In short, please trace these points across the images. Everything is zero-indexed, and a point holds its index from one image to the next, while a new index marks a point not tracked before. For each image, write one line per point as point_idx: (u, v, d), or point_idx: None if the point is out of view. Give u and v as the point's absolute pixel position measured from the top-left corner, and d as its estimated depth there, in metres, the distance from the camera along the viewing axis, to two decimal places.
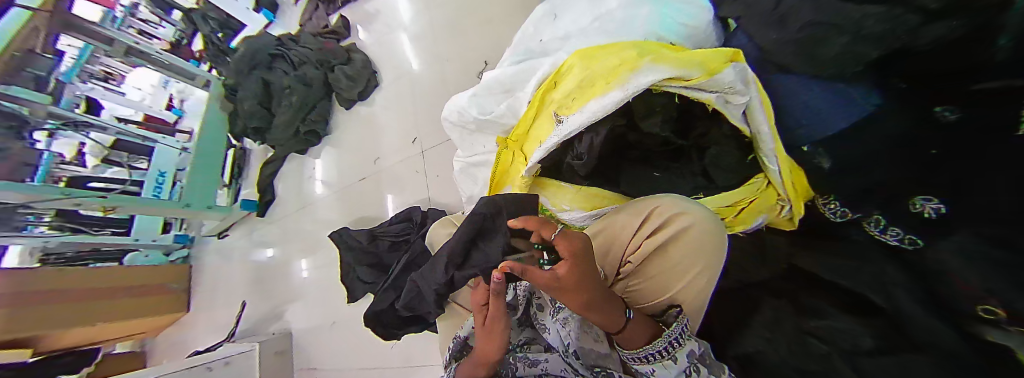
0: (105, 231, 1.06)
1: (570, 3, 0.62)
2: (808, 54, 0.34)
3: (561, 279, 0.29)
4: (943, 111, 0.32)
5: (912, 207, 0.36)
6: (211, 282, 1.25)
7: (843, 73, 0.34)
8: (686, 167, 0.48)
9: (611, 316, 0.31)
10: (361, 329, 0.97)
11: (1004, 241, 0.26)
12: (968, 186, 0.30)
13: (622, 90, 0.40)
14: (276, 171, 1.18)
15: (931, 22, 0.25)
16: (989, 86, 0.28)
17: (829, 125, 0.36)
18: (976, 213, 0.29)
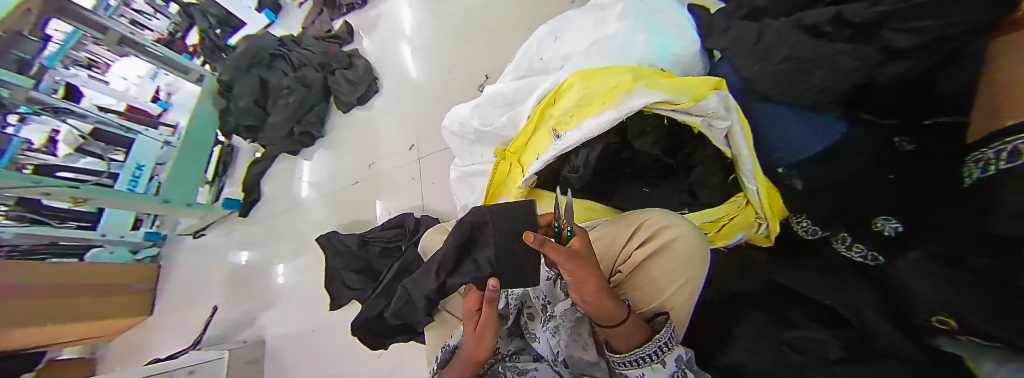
0: (70, 224, 0.97)
1: (571, 26, 0.66)
2: (790, 84, 0.41)
3: (578, 250, 0.32)
4: (900, 141, 0.38)
5: (875, 226, 0.39)
6: (179, 285, 1.18)
7: (817, 102, 0.40)
8: (674, 184, 0.52)
9: (611, 306, 0.34)
10: (344, 338, 0.93)
11: (953, 260, 0.29)
12: (917, 213, 0.34)
13: (617, 109, 0.44)
14: (264, 170, 1.15)
15: (892, 59, 0.33)
16: (944, 119, 0.34)
17: (806, 150, 0.42)
18: (927, 233, 0.33)
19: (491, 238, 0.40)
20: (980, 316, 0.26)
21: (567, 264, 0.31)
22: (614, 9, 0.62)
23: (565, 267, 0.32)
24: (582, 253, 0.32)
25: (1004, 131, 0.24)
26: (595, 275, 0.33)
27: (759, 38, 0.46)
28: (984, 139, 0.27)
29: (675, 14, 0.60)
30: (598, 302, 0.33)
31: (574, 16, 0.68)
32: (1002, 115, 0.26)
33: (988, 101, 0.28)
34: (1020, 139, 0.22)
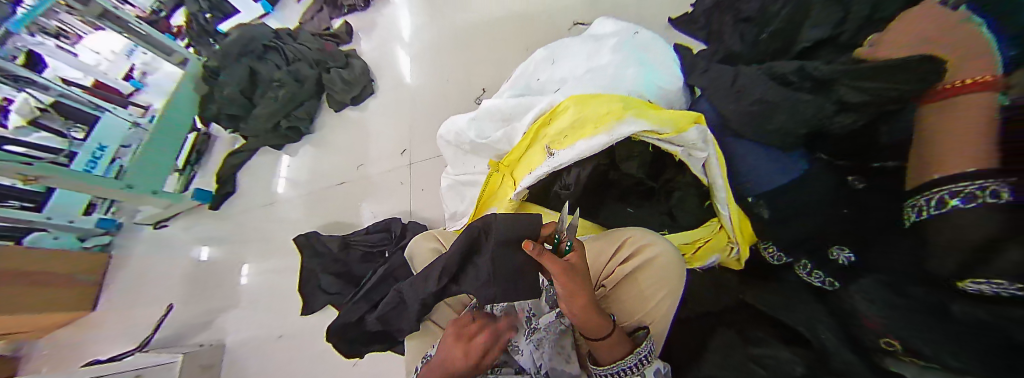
0: (11, 204, 0.87)
1: (568, 52, 0.71)
2: (758, 123, 0.49)
3: (574, 264, 0.35)
4: (853, 180, 0.43)
5: (831, 255, 0.43)
6: (133, 279, 1.10)
7: (786, 141, 0.47)
8: (655, 206, 0.57)
9: (599, 319, 0.36)
10: (314, 344, 0.89)
11: (902, 290, 0.33)
12: (868, 243, 0.39)
13: (607, 134, 0.47)
14: (242, 162, 1.11)
15: (842, 111, 0.42)
16: (888, 164, 0.39)
17: (773, 181, 0.49)
18: (874, 265, 0.38)
19: (491, 245, 0.43)
20: (921, 340, 0.30)
21: (561, 276, 0.34)
22: (609, 42, 0.67)
23: (561, 279, 0.35)
24: (577, 267, 0.35)
25: (934, 182, 0.29)
26: (585, 290, 0.35)
27: (733, 80, 0.53)
28: (919, 187, 0.32)
29: (663, 51, 0.66)
30: (588, 316, 0.35)
31: (571, 43, 0.72)
32: (926, 169, 0.31)
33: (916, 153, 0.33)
34: (943, 191, 0.28)
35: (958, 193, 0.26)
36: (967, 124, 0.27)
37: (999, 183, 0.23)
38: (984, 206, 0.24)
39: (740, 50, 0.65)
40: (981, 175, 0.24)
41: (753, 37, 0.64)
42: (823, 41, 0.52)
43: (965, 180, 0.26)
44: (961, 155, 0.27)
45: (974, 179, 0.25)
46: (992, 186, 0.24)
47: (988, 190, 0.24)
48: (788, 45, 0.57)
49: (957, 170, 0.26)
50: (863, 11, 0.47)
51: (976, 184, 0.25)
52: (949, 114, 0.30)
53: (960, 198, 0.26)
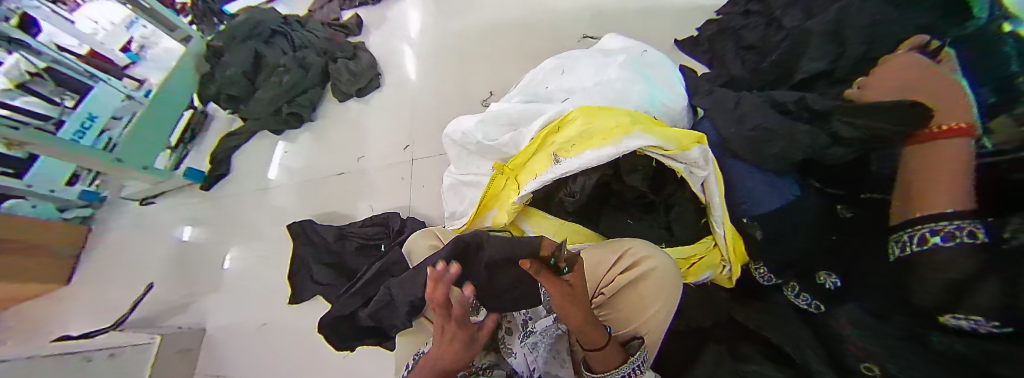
0: None
1: (578, 63, 0.72)
2: (757, 148, 0.51)
3: (572, 285, 0.35)
4: (842, 209, 0.48)
5: (819, 279, 0.44)
6: (112, 257, 1.07)
7: (777, 167, 0.49)
8: (655, 218, 0.59)
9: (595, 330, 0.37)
10: (297, 335, 0.86)
11: (878, 313, 0.34)
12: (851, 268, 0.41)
13: (615, 146, 0.49)
14: (236, 146, 1.10)
15: (833, 145, 0.46)
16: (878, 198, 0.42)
17: (766, 205, 0.50)
18: (855, 287, 0.39)
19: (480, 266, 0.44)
20: (894, 364, 0.30)
21: (560, 300, 0.35)
22: (617, 57, 0.69)
23: (559, 299, 0.35)
24: (574, 288, 0.35)
25: (914, 220, 0.30)
26: (584, 305, 0.36)
27: (735, 104, 0.56)
28: (899, 224, 0.33)
29: (669, 71, 0.68)
30: (587, 329, 0.37)
31: (581, 55, 0.74)
32: (903, 203, 0.34)
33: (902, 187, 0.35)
34: (921, 229, 0.29)
35: (938, 231, 0.27)
36: (943, 168, 0.31)
37: (974, 225, 0.26)
38: (967, 243, 0.25)
39: (742, 76, 0.68)
40: (960, 217, 0.27)
41: (755, 65, 0.67)
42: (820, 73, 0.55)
43: (944, 220, 0.28)
44: (945, 196, 0.29)
45: (951, 220, 0.27)
46: (969, 227, 0.26)
47: (967, 230, 0.26)
48: (787, 75, 0.60)
49: (937, 210, 0.29)
50: (858, 49, 0.50)
51: (955, 224, 0.27)
52: (927, 154, 0.34)
53: (941, 235, 0.27)
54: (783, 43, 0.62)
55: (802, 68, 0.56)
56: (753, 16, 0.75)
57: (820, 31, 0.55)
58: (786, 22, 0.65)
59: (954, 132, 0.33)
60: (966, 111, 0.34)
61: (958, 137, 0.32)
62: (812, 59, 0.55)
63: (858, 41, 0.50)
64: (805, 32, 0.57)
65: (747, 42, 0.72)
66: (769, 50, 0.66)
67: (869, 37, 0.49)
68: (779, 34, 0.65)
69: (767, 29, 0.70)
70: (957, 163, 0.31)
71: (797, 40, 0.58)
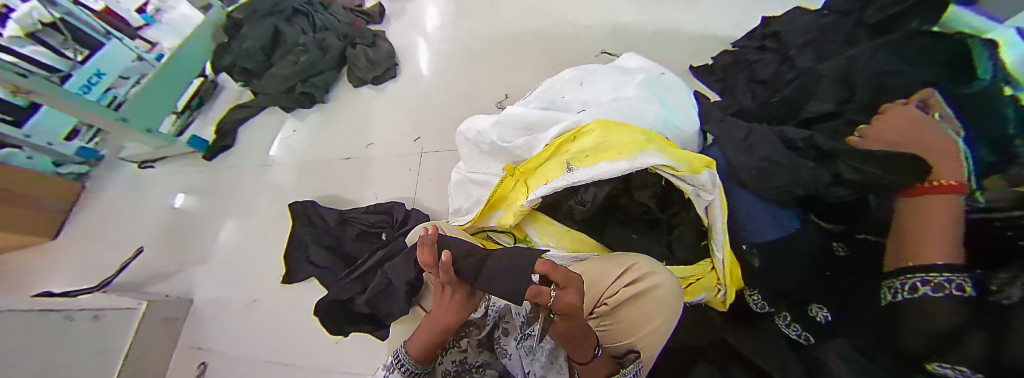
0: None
1: (596, 77, 0.74)
2: (762, 179, 0.52)
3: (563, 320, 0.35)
4: (837, 246, 0.49)
5: (811, 311, 0.47)
6: (112, 217, 1.09)
7: (780, 199, 0.51)
8: (658, 236, 0.60)
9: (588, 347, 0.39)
10: (283, 316, 0.85)
11: (866, 350, 0.35)
12: (842, 304, 0.43)
13: (629, 161, 0.50)
14: (243, 119, 1.12)
15: (834, 185, 0.47)
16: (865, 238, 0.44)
17: (762, 234, 0.53)
18: (848, 324, 0.40)
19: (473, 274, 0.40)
20: None
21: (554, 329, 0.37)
22: (635, 76, 0.71)
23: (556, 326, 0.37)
24: (565, 324, 0.36)
25: (907, 269, 0.31)
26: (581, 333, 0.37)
27: (746, 135, 0.57)
28: (893, 269, 0.34)
29: (683, 95, 0.70)
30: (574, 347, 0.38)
31: (600, 70, 0.76)
32: (897, 246, 0.36)
33: (896, 231, 0.37)
34: (913, 278, 0.30)
35: (929, 282, 0.29)
36: (937, 221, 0.33)
37: (964, 278, 0.27)
38: (952, 295, 0.26)
39: (751, 108, 0.70)
40: (949, 269, 0.28)
41: (765, 99, 0.69)
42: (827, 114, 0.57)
43: (935, 271, 0.29)
44: (937, 249, 0.30)
45: (941, 272, 0.28)
46: (958, 280, 0.27)
47: (954, 283, 0.27)
48: (796, 112, 0.62)
49: (927, 261, 0.30)
50: (866, 95, 0.52)
51: (944, 276, 0.28)
52: (922, 207, 0.35)
53: (930, 286, 0.28)
54: (795, 82, 0.65)
55: (810, 107, 0.58)
56: (768, 52, 0.78)
57: (829, 75, 0.57)
58: (799, 62, 0.68)
59: (947, 188, 0.34)
60: (957, 168, 0.36)
61: (950, 193, 0.34)
62: (821, 100, 0.57)
63: (867, 87, 0.52)
64: (816, 73, 0.60)
65: (760, 76, 0.74)
66: (780, 87, 0.68)
67: (878, 85, 0.51)
68: (791, 72, 0.68)
69: (781, 67, 0.72)
70: (947, 217, 0.32)
71: (807, 80, 0.61)
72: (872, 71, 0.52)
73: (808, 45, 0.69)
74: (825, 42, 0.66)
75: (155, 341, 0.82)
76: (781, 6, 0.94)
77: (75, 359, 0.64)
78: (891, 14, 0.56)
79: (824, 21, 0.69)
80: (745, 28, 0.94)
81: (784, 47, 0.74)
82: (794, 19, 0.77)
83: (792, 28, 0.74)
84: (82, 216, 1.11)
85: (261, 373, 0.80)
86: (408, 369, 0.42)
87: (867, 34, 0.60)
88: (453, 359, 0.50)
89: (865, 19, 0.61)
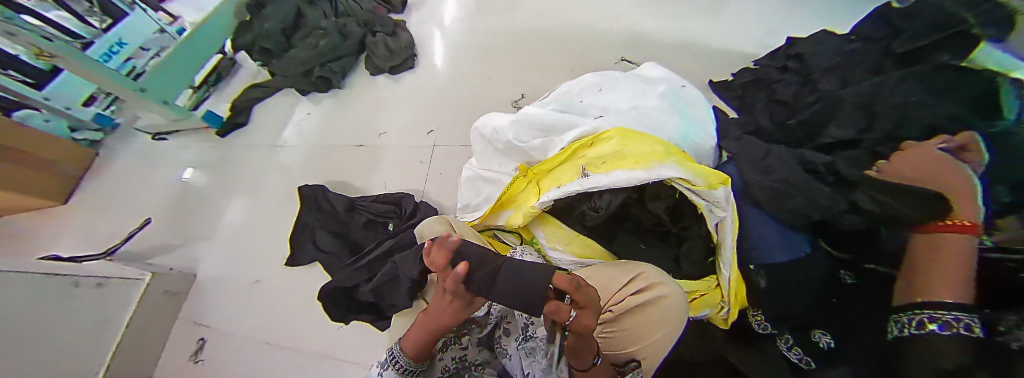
0: (13, 75, 0.89)
1: (616, 85, 0.73)
2: (777, 201, 0.52)
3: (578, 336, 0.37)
4: (844, 275, 0.49)
5: (814, 336, 0.45)
6: (121, 186, 1.10)
7: (795, 222, 0.51)
8: (666, 249, 0.59)
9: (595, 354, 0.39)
10: (283, 298, 0.85)
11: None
12: (849, 335, 0.41)
13: (645, 171, 0.49)
14: (260, 98, 1.13)
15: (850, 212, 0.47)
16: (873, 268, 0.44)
17: (773, 258, 0.52)
18: (852, 352, 0.39)
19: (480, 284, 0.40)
20: None
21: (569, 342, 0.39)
22: (656, 87, 0.70)
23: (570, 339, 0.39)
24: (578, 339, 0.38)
25: (914, 304, 0.31)
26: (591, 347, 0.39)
27: (764, 155, 0.57)
28: (899, 301, 0.34)
29: (704, 110, 0.69)
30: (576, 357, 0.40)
31: (621, 77, 0.75)
32: (909, 278, 0.35)
33: (909, 263, 0.37)
34: (921, 314, 0.30)
35: (936, 318, 0.28)
36: (950, 258, 0.32)
37: (972, 318, 0.26)
38: (958, 335, 0.26)
39: (769, 128, 0.69)
40: (957, 308, 0.27)
41: (784, 119, 0.68)
42: (844, 143, 0.57)
43: (942, 309, 0.28)
44: (949, 286, 0.30)
45: (949, 310, 0.27)
46: (966, 320, 0.26)
47: (962, 322, 0.26)
48: (815, 135, 0.61)
49: (938, 297, 0.29)
50: (886, 125, 0.51)
51: (951, 314, 0.27)
52: (933, 245, 0.35)
53: (937, 323, 0.28)
54: (815, 105, 0.64)
55: (829, 133, 0.58)
56: (790, 72, 0.77)
57: (851, 102, 0.57)
58: (821, 85, 0.67)
59: (959, 227, 0.34)
60: (972, 208, 0.35)
61: (964, 232, 0.33)
62: (841, 127, 0.57)
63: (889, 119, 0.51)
64: (836, 98, 0.59)
65: (780, 96, 0.73)
66: (800, 108, 0.68)
67: (900, 117, 0.50)
68: (813, 94, 0.67)
69: (802, 88, 0.71)
70: (960, 254, 0.32)
71: (829, 104, 0.60)
72: (893, 105, 0.51)
73: (831, 70, 0.68)
74: (849, 68, 0.66)
75: (158, 313, 0.83)
76: (806, 26, 0.92)
77: (75, 327, 0.65)
78: (921, 46, 0.56)
79: (852, 47, 0.69)
80: (768, 46, 0.93)
81: (807, 69, 0.74)
82: (819, 41, 0.76)
83: (817, 51, 0.74)
84: (92, 184, 1.12)
85: (259, 353, 0.80)
86: (403, 365, 0.44)
87: (894, 63, 0.60)
88: (453, 357, 0.50)
89: (894, 47, 0.61)
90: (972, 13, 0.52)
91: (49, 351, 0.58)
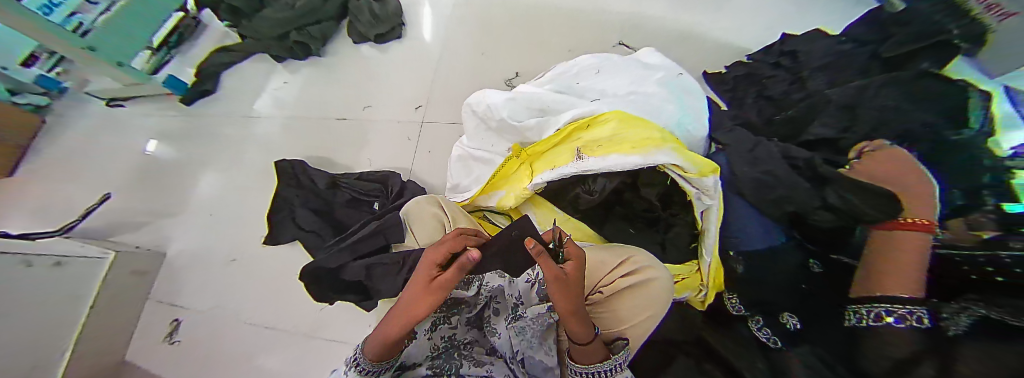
0: None
1: (615, 68, 0.71)
2: (758, 192, 0.52)
3: (568, 273, 0.36)
4: (813, 263, 0.50)
5: (782, 318, 0.46)
6: (77, 156, 1.02)
7: (773, 215, 0.52)
8: (653, 234, 0.60)
9: (584, 327, 0.39)
10: (266, 276, 0.83)
11: (829, 363, 0.36)
12: (816, 317, 0.43)
13: (641, 157, 0.48)
14: (231, 63, 1.05)
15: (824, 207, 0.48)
16: (838, 259, 0.48)
17: (751, 244, 0.55)
18: (818, 336, 0.40)
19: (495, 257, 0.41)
20: None
21: (558, 291, 0.35)
22: (654, 72, 0.68)
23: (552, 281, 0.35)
24: (571, 277, 0.36)
25: (875, 298, 0.32)
26: (575, 302, 0.37)
27: (751, 148, 0.56)
28: (857, 286, 0.38)
29: (700, 99, 0.67)
30: (575, 320, 0.38)
31: (620, 62, 0.73)
32: (867, 263, 0.39)
33: (868, 253, 0.40)
34: (878, 308, 0.31)
35: (893, 312, 0.30)
36: (911, 249, 0.36)
37: (922, 310, 0.28)
38: (913, 327, 0.28)
39: (757, 123, 0.68)
40: (909, 302, 0.29)
41: (770, 117, 0.67)
42: (824, 141, 0.54)
43: (898, 303, 0.30)
44: (900, 286, 0.32)
45: (902, 304, 0.29)
46: (917, 312, 0.28)
47: (915, 314, 0.28)
48: (798, 132, 0.59)
49: (895, 292, 0.32)
50: (866, 128, 0.49)
51: (905, 308, 0.29)
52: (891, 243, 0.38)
53: (894, 315, 0.29)
54: (802, 99, 0.63)
55: (811, 130, 0.55)
56: (781, 69, 0.75)
57: (836, 102, 0.53)
58: (810, 84, 0.65)
59: (920, 226, 0.36)
60: (923, 206, 0.38)
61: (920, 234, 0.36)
62: (822, 126, 0.53)
63: (869, 121, 0.49)
64: (823, 97, 0.56)
65: (769, 92, 0.71)
66: (787, 105, 0.66)
67: (879, 122, 0.48)
68: (800, 93, 0.65)
69: (791, 86, 0.69)
70: (916, 245, 0.36)
71: (814, 104, 0.58)
72: (876, 105, 0.49)
73: (821, 70, 0.66)
74: (839, 69, 0.64)
75: (127, 292, 0.80)
76: (802, 24, 0.89)
77: (40, 308, 0.62)
78: (901, 54, 0.55)
79: (841, 48, 0.67)
80: (763, 42, 0.91)
81: (799, 67, 0.71)
82: (812, 40, 0.73)
83: (811, 49, 0.71)
84: (44, 152, 1.03)
85: (237, 332, 0.78)
86: (365, 369, 0.38)
87: (878, 69, 0.58)
88: (443, 335, 0.48)
89: (882, 52, 0.59)
90: (954, 26, 0.52)
91: (9, 330, 0.55)
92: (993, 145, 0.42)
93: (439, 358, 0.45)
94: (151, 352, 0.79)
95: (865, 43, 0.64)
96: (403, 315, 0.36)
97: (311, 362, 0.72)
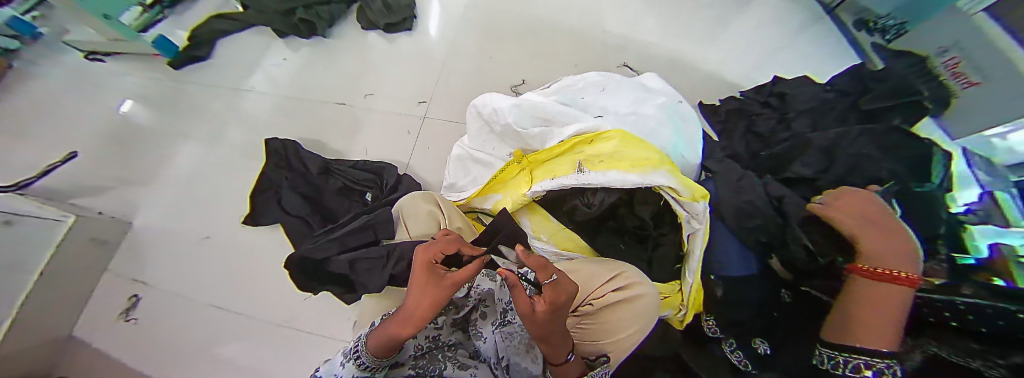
0: None
1: (619, 87, 0.74)
2: (739, 221, 0.56)
3: (536, 314, 0.33)
4: (784, 292, 0.54)
5: (755, 342, 0.48)
6: (43, 109, 0.94)
7: (752, 244, 0.55)
8: (641, 251, 0.61)
9: (555, 351, 0.37)
10: (239, 261, 0.79)
11: None
12: (787, 342, 0.46)
13: (641, 176, 0.49)
14: (228, 31, 1.02)
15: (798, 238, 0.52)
16: (805, 289, 0.52)
17: (731, 271, 0.55)
18: (790, 364, 0.42)
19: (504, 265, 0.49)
20: None
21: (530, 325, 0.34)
22: (656, 97, 0.71)
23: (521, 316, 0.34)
24: (535, 318, 0.33)
25: (851, 345, 0.33)
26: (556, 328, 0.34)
27: (738, 179, 0.59)
28: (833, 315, 0.40)
29: (696, 128, 0.70)
30: (546, 345, 0.36)
31: (623, 82, 0.75)
32: (842, 305, 0.39)
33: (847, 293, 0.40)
34: (855, 357, 0.32)
35: (872, 365, 0.31)
36: (888, 307, 0.35)
37: (896, 365, 0.30)
38: None
39: (744, 156, 0.71)
40: (887, 356, 0.30)
41: (756, 151, 0.70)
42: (804, 178, 0.58)
43: (875, 356, 0.31)
44: (874, 336, 0.33)
45: (880, 358, 0.30)
46: (893, 366, 0.30)
47: (890, 369, 0.30)
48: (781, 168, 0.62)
49: (873, 346, 0.32)
50: (841, 169, 0.54)
51: (884, 362, 0.30)
52: (879, 291, 0.37)
53: (873, 371, 0.30)
54: (786, 140, 0.67)
55: (793, 168, 0.59)
56: (770, 108, 0.77)
57: (817, 145, 0.58)
58: (795, 125, 0.69)
59: (906, 282, 0.36)
60: (910, 254, 0.38)
61: (905, 284, 0.36)
62: (804, 165, 0.58)
63: (845, 165, 0.55)
64: (805, 140, 0.61)
65: (757, 128, 0.73)
66: (773, 143, 0.69)
67: (851, 166, 0.54)
68: (786, 133, 0.69)
69: (778, 125, 0.73)
70: (899, 309, 0.35)
71: (797, 143, 0.61)
72: (849, 153, 0.54)
73: (806, 113, 0.70)
74: (820, 114, 0.69)
75: (83, 261, 0.73)
76: (792, 69, 0.95)
77: None
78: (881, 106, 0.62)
79: (828, 94, 0.71)
80: (756, 80, 0.96)
81: (785, 108, 0.74)
82: (800, 85, 0.77)
83: (797, 93, 0.75)
84: None
85: (203, 314, 0.74)
86: (366, 362, 0.35)
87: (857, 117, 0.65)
88: (429, 335, 0.47)
89: (863, 103, 0.65)
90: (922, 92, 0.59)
91: None
92: (950, 201, 0.49)
93: (422, 359, 0.44)
94: (105, 329, 0.73)
95: (847, 93, 0.69)
96: (408, 313, 0.34)
97: (284, 353, 0.69)
